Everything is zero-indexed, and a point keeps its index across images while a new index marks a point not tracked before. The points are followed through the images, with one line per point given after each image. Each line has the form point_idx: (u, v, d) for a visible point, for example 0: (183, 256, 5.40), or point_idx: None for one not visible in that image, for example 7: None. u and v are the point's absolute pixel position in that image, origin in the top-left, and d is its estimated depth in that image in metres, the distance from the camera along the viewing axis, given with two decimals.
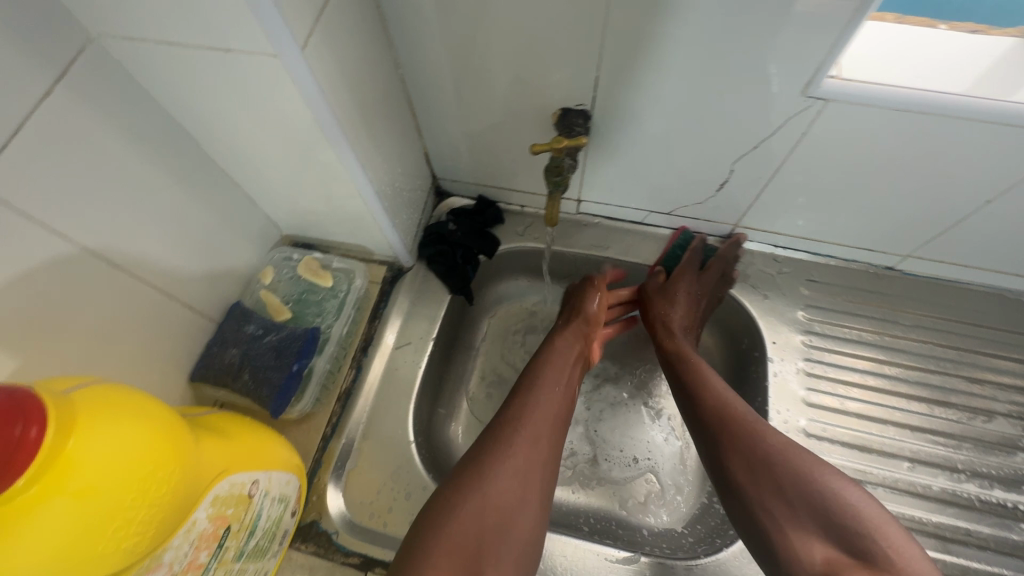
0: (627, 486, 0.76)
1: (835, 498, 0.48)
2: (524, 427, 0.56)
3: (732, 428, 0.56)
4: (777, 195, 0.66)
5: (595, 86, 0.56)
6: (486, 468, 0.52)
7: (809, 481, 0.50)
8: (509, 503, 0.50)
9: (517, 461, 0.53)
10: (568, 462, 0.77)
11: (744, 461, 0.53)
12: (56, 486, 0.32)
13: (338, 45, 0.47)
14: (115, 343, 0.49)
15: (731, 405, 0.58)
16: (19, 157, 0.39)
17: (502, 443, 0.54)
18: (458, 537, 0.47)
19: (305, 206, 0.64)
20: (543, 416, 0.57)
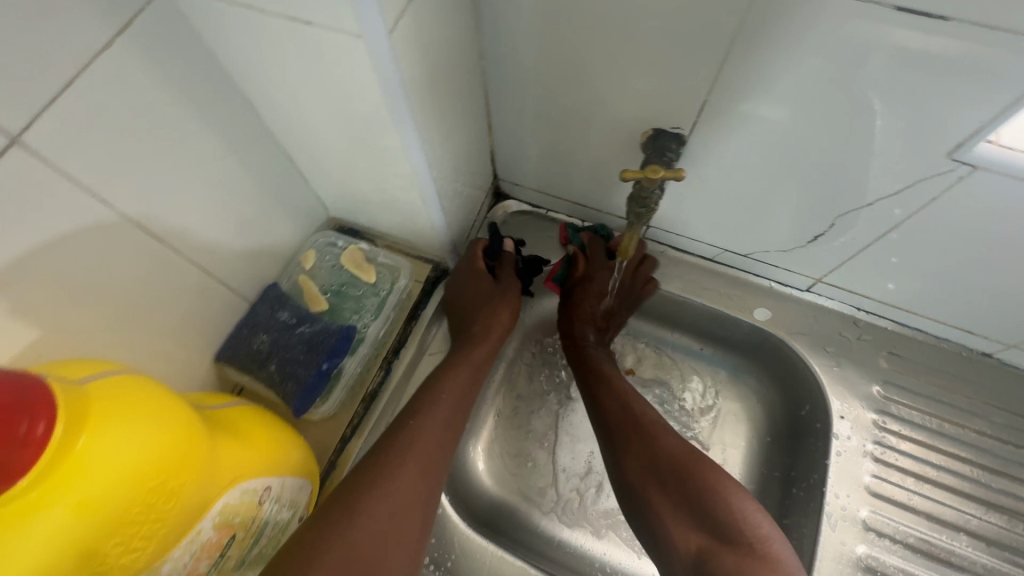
0: (622, 515, 0.71)
1: (709, 497, 0.49)
2: (411, 457, 0.50)
3: (629, 431, 0.57)
4: (878, 256, 0.58)
5: (700, 110, 0.50)
6: (362, 500, 0.45)
7: (689, 475, 0.51)
8: (404, 507, 0.47)
9: (405, 480, 0.48)
10: (580, 483, 0.73)
11: (637, 462, 0.55)
12: (59, 490, 0.29)
13: (424, 30, 0.42)
14: (144, 316, 0.46)
15: (628, 407, 0.59)
16: (71, 113, 0.35)
17: (380, 471, 0.48)
18: None
19: (359, 191, 0.60)
20: (432, 440, 0.52)
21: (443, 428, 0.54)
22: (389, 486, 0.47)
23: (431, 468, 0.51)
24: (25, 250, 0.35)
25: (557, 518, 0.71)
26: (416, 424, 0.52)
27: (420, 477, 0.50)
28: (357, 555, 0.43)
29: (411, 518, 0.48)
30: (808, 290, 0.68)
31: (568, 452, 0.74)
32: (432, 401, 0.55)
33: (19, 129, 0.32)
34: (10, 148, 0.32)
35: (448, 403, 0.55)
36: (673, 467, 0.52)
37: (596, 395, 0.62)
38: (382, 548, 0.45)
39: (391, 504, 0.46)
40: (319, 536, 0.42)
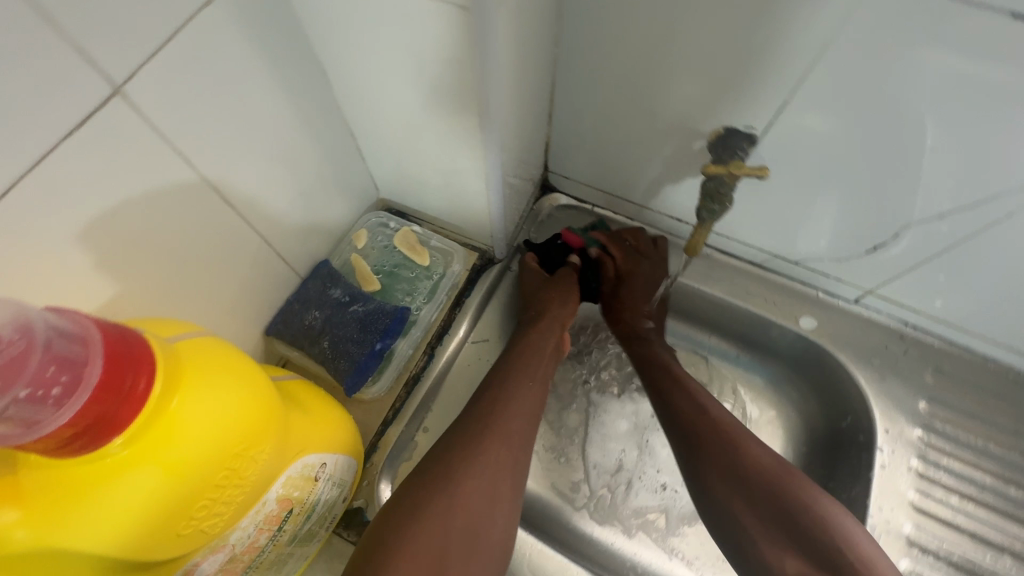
0: (651, 515, 0.70)
1: (805, 515, 0.49)
2: (495, 426, 0.51)
3: (708, 436, 0.56)
4: (941, 273, 0.57)
5: (777, 112, 0.48)
6: (455, 468, 0.48)
7: (780, 492, 0.51)
8: (496, 472, 0.49)
9: (493, 444, 0.50)
10: (611, 480, 0.72)
11: (723, 475, 0.54)
12: (152, 450, 0.28)
13: (520, 11, 0.41)
14: (206, 282, 0.45)
15: (704, 410, 0.58)
16: (163, 71, 0.34)
17: (468, 440, 0.50)
18: (424, 548, 0.43)
19: (416, 173, 0.58)
20: (514, 409, 0.53)
21: (514, 426, 0.52)
22: (479, 452, 0.49)
23: (505, 465, 0.50)
24: (111, 205, 0.35)
25: (588, 514, 0.70)
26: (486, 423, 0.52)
27: (493, 474, 0.49)
28: (457, 515, 0.45)
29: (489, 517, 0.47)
30: (857, 301, 0.67)
31: (599, 449, 0.73)
32: (501, 401, 0.53)
33: (123, 80, 0.32)
34: (111, 99, 0.31)
35: (519, 401, 0.54)
36: (766, 483, 0.52)
37: (665, 394, 0.61)
38: (480, 511, 0.46)
39: (483, 467, 0.48)
40: (402, 531, 0.43)
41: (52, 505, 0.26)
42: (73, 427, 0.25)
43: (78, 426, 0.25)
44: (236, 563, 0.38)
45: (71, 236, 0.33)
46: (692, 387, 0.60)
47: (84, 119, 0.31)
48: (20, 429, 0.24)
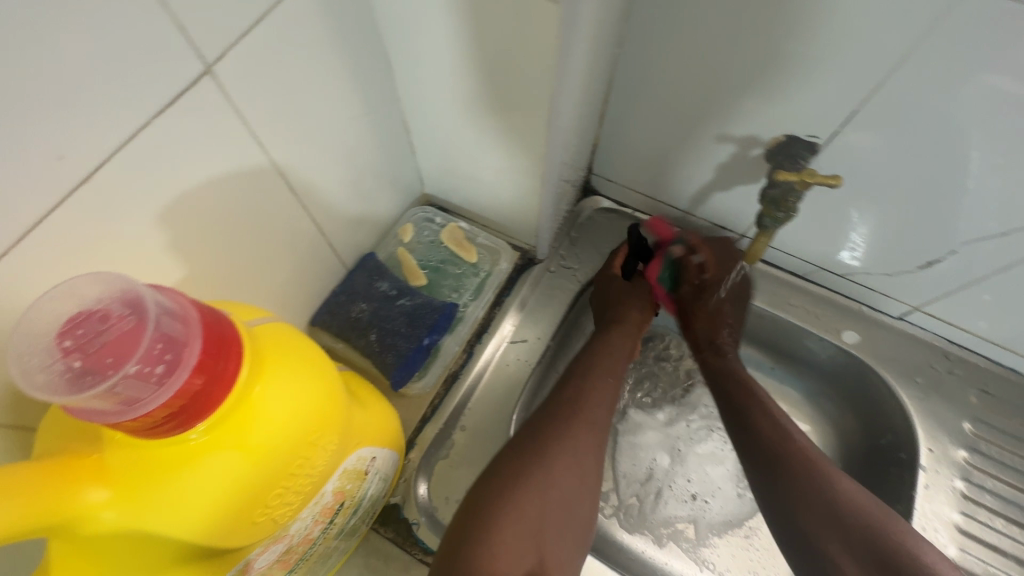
0: (680, 525, 0.69)
1: (897, 547, 0.47)
2: (580, 412, 0.53)
3: (794, 466, 0.54)
4: (994, 295, 0.56)
5: (847, 120, 0.47)
6: (546, 447, 0.49)
7: (876, 529, 0.48)
8: (584, 457, 0.51)
9: (579, 428, 0.52)
10: (641, 489, 0.71)
11: (810, 503, 0.52)
12: (234, 437, 0.27)
13: (599, 8, 0.40)
14: (261, 269, 0.45)
15: (791, 439, 0.56)
16: (248, 53, 0.33)
17: (557, 424, 0.51)
18: (523, 517, 0.45)
19: (466, 170, 0.58)
20: (598, 400, 0.55)
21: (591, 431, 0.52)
22: (569, 435, 0.51)
23: (582, 464, 0.50)
24: (188, 186, 0.34)
25: (618, 522, 0.69)
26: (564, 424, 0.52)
27: (572, 475, 0.49)
28: (550, 493, 0.47)
29: (567, 513, 0.48)
30: (901, 318, 0.66)
31: (630, 458, 0.72)
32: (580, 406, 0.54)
33: (213, 59, 0.31)
34: (201, 77, 0.31)
35: (593, 408, 0.54)
36: (857, 515, 0.50)
37: (744, 417, 0.59)
38: (571, 491, 0.48)
39: (573, 449, 0.50)
40: (487, 518, 0.44)
41: (136, 486, 0.26)
42: (167, 408, 0.24)
43: (173, 406, 0.25)
44: (291, 555, 0.38)
45: (149, 215, 0.33)
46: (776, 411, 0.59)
47: (175, 97, 0.30)
48: (120, 407, 0.23)
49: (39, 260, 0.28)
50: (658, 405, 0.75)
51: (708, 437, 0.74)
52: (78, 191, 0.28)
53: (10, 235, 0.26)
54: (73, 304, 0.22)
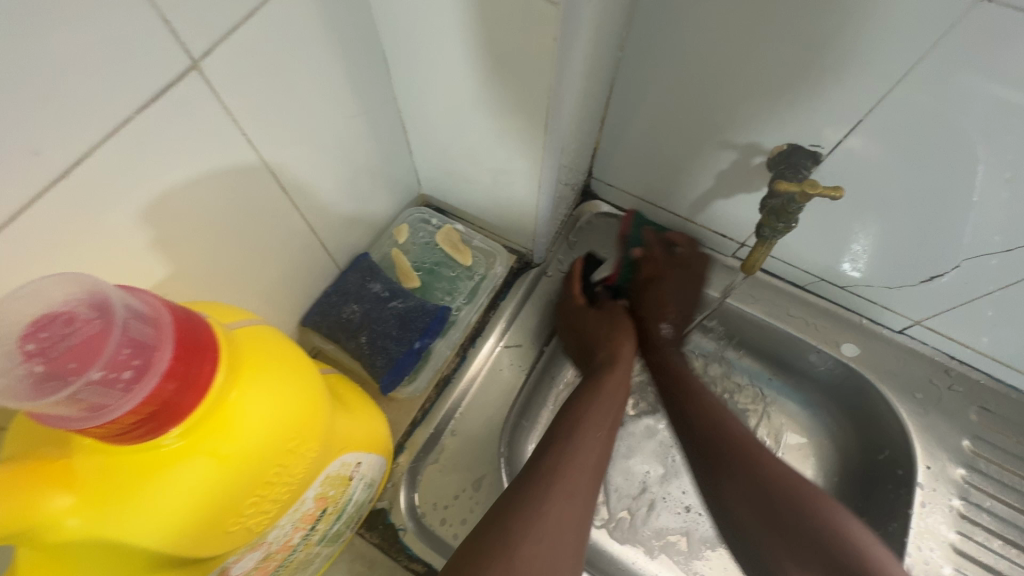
0: (672, 537, 0.68)
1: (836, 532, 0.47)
2: (558, 482, 0.46)
3: (727, 453, 0.54)
4: (997, 312, 0.55)
5: (852, 130, 0.46)
6: (513, 526, 0.42)
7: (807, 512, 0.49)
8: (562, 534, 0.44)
9: (555, 502, 0.44)
10: (633, 502, 0.70)
11: (746, 492, 0.52)
12: (208, 444, 0.27)
13: (601, 11, 0.39)
14: (250, 267, 0.44)
15: (724, 425, 0.56)
16: (238, 48, 0.33)
17: (530, 498, 0.44)
18: None
19: (464, 171, 0.57)
20: (579, 466, 0.48)
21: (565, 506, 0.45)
22: (543, 509, 0.44)
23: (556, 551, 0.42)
24: (173, 183, 0.33)
25: (608, 532, 0.68)
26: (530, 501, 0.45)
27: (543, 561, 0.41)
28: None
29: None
30: (902, 331, 0.65)
31: (623, 472, 0.71)
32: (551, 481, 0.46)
33: (201, 54, 0.31)
34: (188, 72, 0.31)
35: (574, 478, 0.47)
36: (787, 498, 0.50)
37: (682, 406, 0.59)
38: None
39: (547, 524, 0.43)
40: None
41: (106, 492, 0.25)
42: (137, 414, 0.24)
43: (144, 412, 0.24)
44: (269, 561, 0.37)
45: (131, 211, 0.32)
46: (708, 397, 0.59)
47: (160, 92, 0.30)
48: (86, 413, 0.22)
49: (17, 256, 0.27)
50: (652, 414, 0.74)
51: None
52: (58, 184, 0.27)
53: None
54: (39, 305, 0.21)
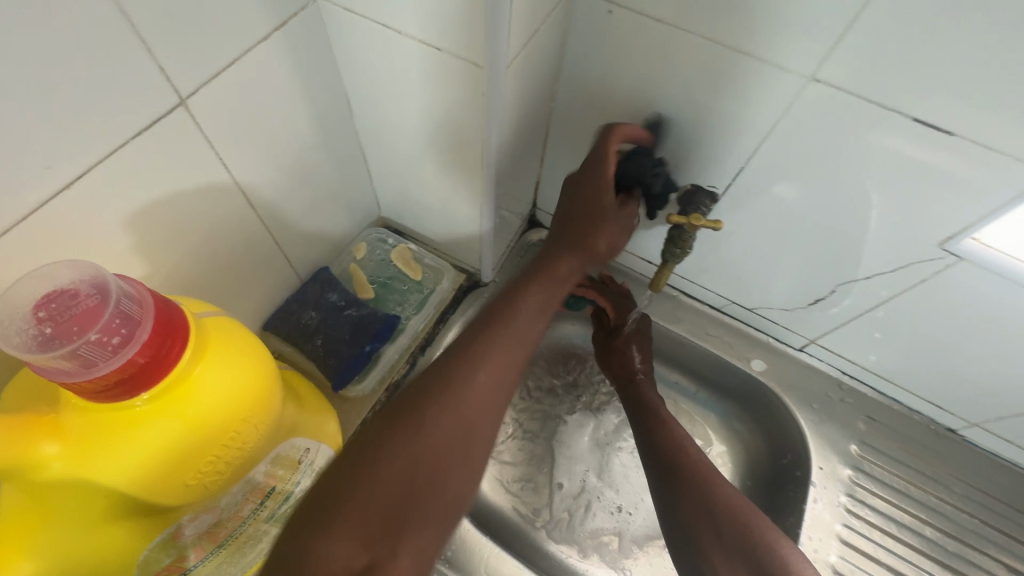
0: (606, 537, 0.71)
1: (769, 553, 0.46)
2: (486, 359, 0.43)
3: (685, 474, 0.55)
4: (858, 328, 0.64)
5: (737, 174, 0.54)
6: (430, 407, 0.40)
7: (751, 528, 0.48)
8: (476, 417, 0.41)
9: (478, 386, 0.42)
10: (572, 503, 0.72)
11: (694, 507, 0.52)
12: (171, 408, 0.32)
13: (527, 72, 0.49)
14: (219, 274, 0.50)
15: (686, 449, 0.58)
16: (223, 88, 0.41)
17: (457, 367, 0.42)
18: (374, 496, 0.35)
19: (417, 198, 0.65)
20: (506, 348, 0.44)
21: (486, 397, 0.42)
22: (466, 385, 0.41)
23: (467, 437, 0.40)
24: (156, 197, 0.40)
25: (546, 533, 0.71)
26: (445, 377, 0.41)
27: (451, 443, 0.39)
28: (422, 469, 0.37)
29: (442, 489, 0.38)
30: (802, 349, 0.73)
31: (565, 471, 0.74)
32: (471, 362, 0.42)
33: (187, 93, 0.38)
34: (176, 107, 0.38)
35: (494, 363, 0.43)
36: (729, 516, 0.49)
37: (647, 425, 0.64)
38: (447, 468, 0.39)
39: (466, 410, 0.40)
40: (335, 500, 0.35)
41: (86, 443, 0.31)
42: (118, 374, 0.30)
43: (122, 374, 0.30)
44: (220, 528, 0.41)
45: (119, 217, 0.38)
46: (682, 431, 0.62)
47: (152, 121, 0.37)
48: (79, 368, 0.29)
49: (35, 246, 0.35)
50: (595, 420, 0.77)
51: None
52: (64, 192, 0.35)
53: (7, 220, 0.33)
54: (50, 284, 0.30)
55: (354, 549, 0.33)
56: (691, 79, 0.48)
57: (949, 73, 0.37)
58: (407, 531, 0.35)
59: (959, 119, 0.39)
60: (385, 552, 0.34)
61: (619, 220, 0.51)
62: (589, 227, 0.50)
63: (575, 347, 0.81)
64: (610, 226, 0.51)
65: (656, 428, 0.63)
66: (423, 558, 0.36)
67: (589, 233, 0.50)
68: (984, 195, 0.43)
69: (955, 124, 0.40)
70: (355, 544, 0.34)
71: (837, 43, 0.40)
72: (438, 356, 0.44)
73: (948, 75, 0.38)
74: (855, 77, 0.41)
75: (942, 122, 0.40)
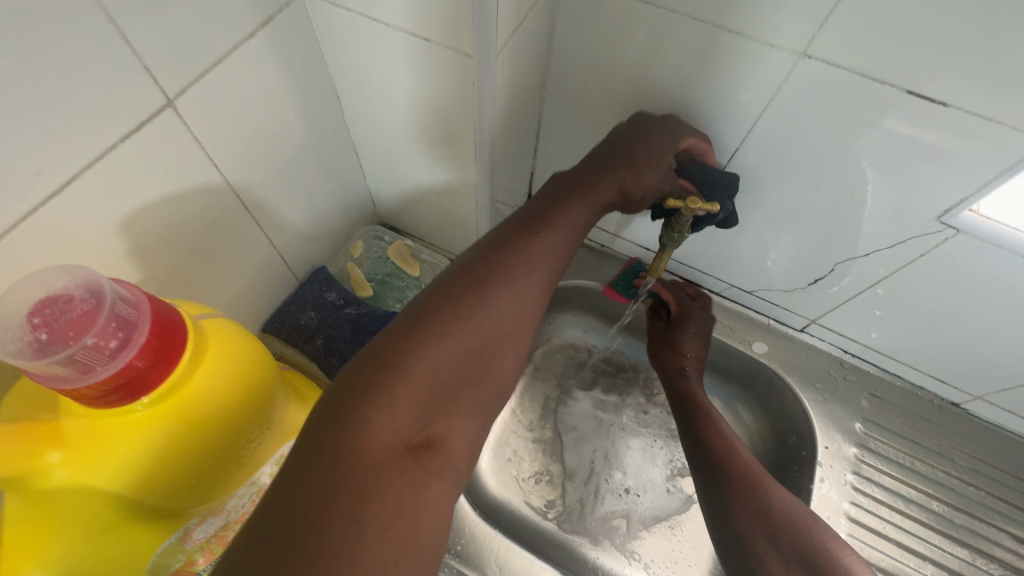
0: (616, 521, 0.70)
1: (827, 558, 0.45)
2: (532, 254, 0.41)
3: (737, 477, 0.53)
4: (858, 306, 0.64)
5: (731, 156, 0.54)
6: (480, 294, 0.38)
7: (808, 533, 0.47)
8: (521, 312, 0.40)
9: (525, 281, 0.40)
10: (581, 489, 0.72)
11: (748, 510, 0.50)
12: (172, 409, 0.32)
13: (517, 59, 0.48)
14: (216, 276, 0.50)
15: (736, 452, 0.56)
16: (210, 88, 0.40)
17: (507, 258, 0.40)
18: (427, 375, 0.34)
19: (411, 193, 0.64)
20: (551, 246, 0.42)
21: (533, 294, 0.40)
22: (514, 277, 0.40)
23: (512, 328, 0.39)
24: (148, 201, 0.40)
25: (559, 525, 0.70)
26: (493, 268, 0.39)
27: (500, 331, 0.38)
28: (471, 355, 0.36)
29: (488, 376, 0.37)
30: (803, 330, 0.73)
31: (572, 458, 0.74)
32: (523, 258, 0.40)
33: (174, 94, 0.38)
34: (164, 108, 0.38)
35: (540, 256, 0.41)
36: (785, 521, 0.48)
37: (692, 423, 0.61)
38: (494, 356, 0.38)
39: (514, 301, 0.39)
40: (389, 374, 0.33)
41: (85, 448, 0.31)
42: (115, 380, 0.30)
43: (119, 380, 0.30)
44: (230, 531, 0.40)
45: (112, 222, 0.38)
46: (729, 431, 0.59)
47: (141, 123, 0.37)
48: (77, 374, 0.29)
49: (28, 253, 0.34)
50: (597, 405, 0.78)
51: (645, 436, 0.75)
52: (55, 197, 0.34)
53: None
54: (43, 289, 0.30)
55: (410, 424, 0.32)
56: (682, 61, 0.47)
57: (941, 43, 0.37)
58: (457, 411, 0.35)
59: (953, 90, 0.39)
60: (438, 429, 0.34)
61: (665, 172, 0.48)
62: (637, 178, 0.47)
63: (574, 338, 0.82)
64: (654, 177, 0.48)
65: (706, 427, 0.59)
66: (469, 440, 0.36)
67: (634, 180, 0.47)
68: (982, 165, 0.42)
69: (949, 95, 0.39)
70: (412, 419, 0.33)
71: (827, 18, 0.39)
72: (481, 245, 0.42)
73: (940, 46, 0.37)
74: (846, 52, 0.41)
75: (935, 94, 0.40)
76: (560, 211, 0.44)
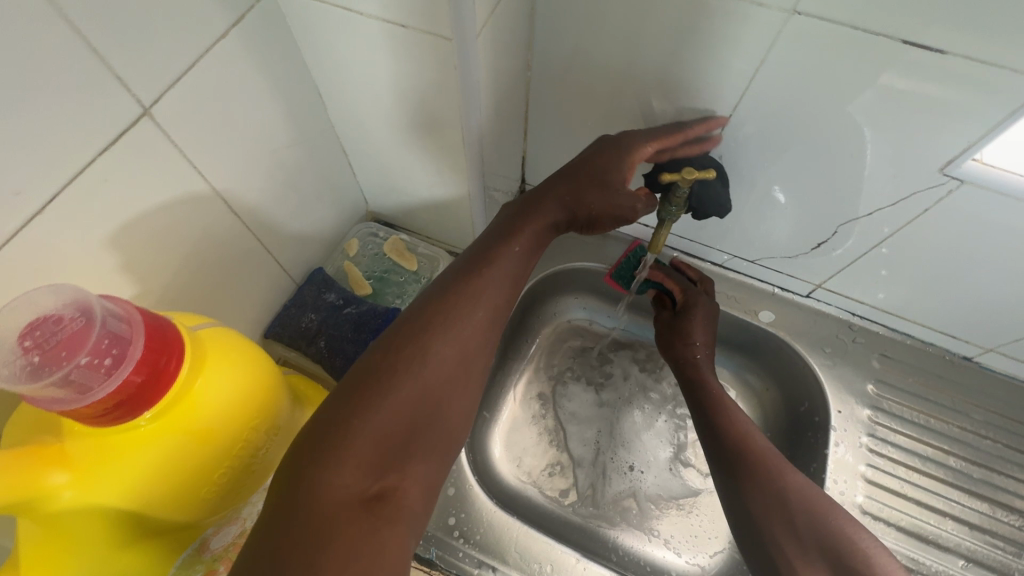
0: (626, 502, 0.70)
1: (847, 542, 0.45)
2: (478, 294, 0.42)
3: (752, 464, 0.52)
4: (863, 267, 0.63)
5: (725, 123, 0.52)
6: (423, 343, 0.39)
7: (826, 519, 0.47)
8: (471, 353, 0.41)
9: (473, 322, 0.41)
10: (591, 473, 0.72)
11: (766, 497, 0.49)
12: (174, 424, 0.32)
13: (499, 39, 0.47)
14: (212, 286, 0.49)
15: (752, 438, 0.55)
16: (188, 94, 0.39)
17: (451, 305, 0.41)
18: (375, 430, 0.35)
19: (402, 186, 0.63)
20: (499, 280, 0.43)
21: (481, 335, 0.41)
22: (460, 322, 0.41)
23: (460, 373, 0.40)
24: (134, 215, 0.39)
25: (574, 510, 0.70)
26: (442, 317, 0.40)
27: (449, 376, 0.39)
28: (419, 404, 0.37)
29: (442, 421, 0.39)
30: (809, 296, 0.72)
31: (578, 442, 0.74)
32: (469, 300, 0.41)
33: (150, 102, 0.37)
34: (141, 118, 0.37)
35: (486, 296, 0.42)
36: (804, 507, 0.48)
37: (704, 408, 0.60)
38: (444, 399, 0.39)
39: (461, 344, 0.40)
40: (340, 433, 0.35)
41: (90, 467, 0.30)
42: (116, 396, 0.30)
43: (120, 396, 0.30)
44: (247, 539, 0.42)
45: (98, 239, 0.37)
46: (741, 417, 0.58)
47: (118, 136, 0.36)
48: (75, 394, 0.29)
49: (17, 274, 0.34)
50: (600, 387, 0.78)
51: (648, 415, 0.75)
52: (37, 218, 0.34)
53: None
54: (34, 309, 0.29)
55: (361, 478, 0.34)
56: (668, 28, 0.46)
57: None
58: (411, 461, 0.36)
59: (950, 36, 0.38)
60: (391, 479, 0.35)
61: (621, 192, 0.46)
62: (582, 198, 0.46)
63: (576, 320, 0.82)
64: (602, 201, 0.46)
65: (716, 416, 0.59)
66: (423, 486, 0.37)
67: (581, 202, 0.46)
68: (985, 113, 0.41)
69: (947, 41, 0.38)
70: (363, 474, 0.34)
71: None
72: (434, 288, 0.43)
73: None
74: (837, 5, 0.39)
75: (931, 41, 0.38)
76: (505, 246, 0.45)
